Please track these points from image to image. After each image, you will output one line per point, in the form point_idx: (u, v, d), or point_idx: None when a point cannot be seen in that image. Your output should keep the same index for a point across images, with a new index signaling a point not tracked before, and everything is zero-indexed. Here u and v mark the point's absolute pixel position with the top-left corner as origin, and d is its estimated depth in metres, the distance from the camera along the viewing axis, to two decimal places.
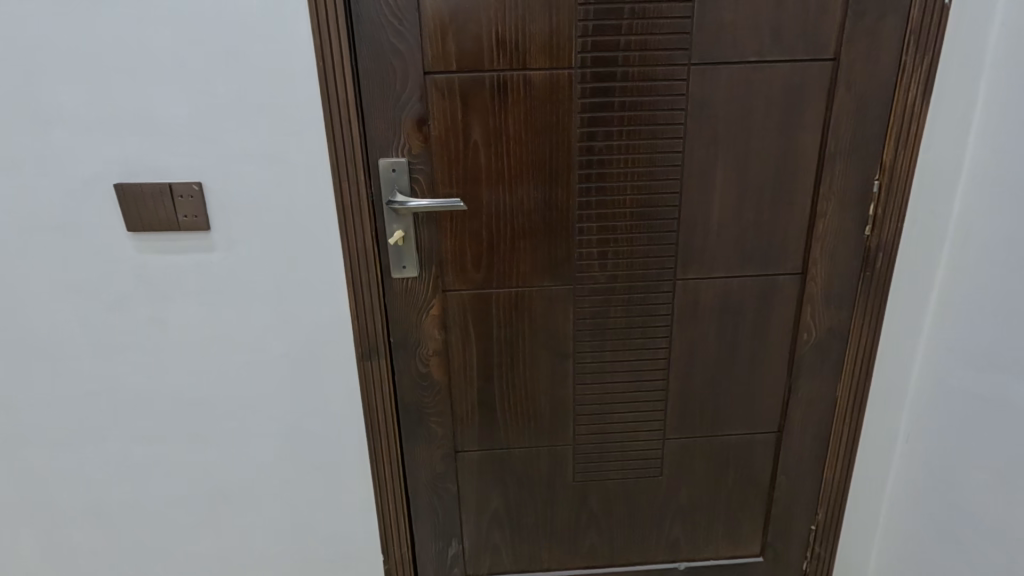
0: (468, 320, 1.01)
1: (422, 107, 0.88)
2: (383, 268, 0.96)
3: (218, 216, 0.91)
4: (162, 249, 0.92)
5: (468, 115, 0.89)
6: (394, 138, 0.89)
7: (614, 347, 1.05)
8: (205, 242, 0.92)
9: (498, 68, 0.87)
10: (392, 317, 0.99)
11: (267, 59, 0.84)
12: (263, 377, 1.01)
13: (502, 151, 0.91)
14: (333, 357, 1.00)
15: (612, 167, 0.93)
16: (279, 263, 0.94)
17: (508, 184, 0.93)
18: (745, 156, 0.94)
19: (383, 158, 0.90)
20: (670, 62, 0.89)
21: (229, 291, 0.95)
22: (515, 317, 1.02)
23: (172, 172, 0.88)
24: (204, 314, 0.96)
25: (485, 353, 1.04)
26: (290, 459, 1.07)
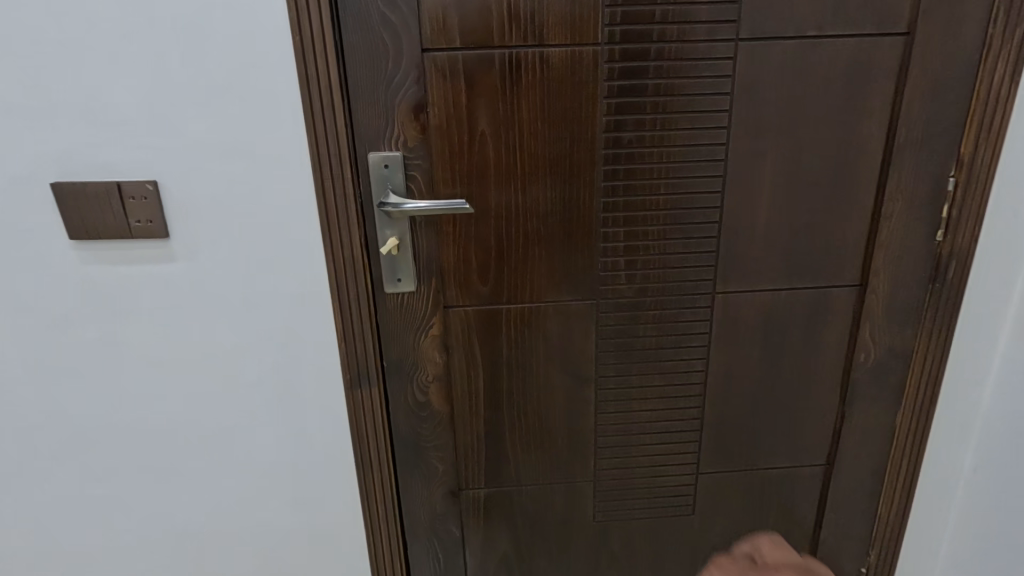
0: (473, 341, 0.87)
1: (418, 91, 0.74)
2: (374, 281, 0.81)
3: (177, 221, 0.76)
4: (112, 261, 0.78)
5: (474, 101, 0.75)
6: (386, 128, 0.75)
7: (642, 371, 0.91)
8: (164, 252, 0.78)
9: (509, 43, 0.73)
10: (384, 337, 0.85)
11: (232, 33, 0.70)
12: (234, 407, 0.87)
13: (514, 144, 0.77)
14: (317, 384, 0.86)
15: (643, 161, 0.79)
16: (251, 276, 0.80)
17: (520, 182, 0.79)
18: (799, 149, 0.80)
19: (373, 152, 0.76)
20: (713, 37, 0.75)
21: (194, 308, 0.81)
22: (527, 338, 0.88)
23: (122, 170, 0.74)
24: (166, 335, 0.82)
25: (493, 379, 0.90)
26: (268, 500, 0.93)
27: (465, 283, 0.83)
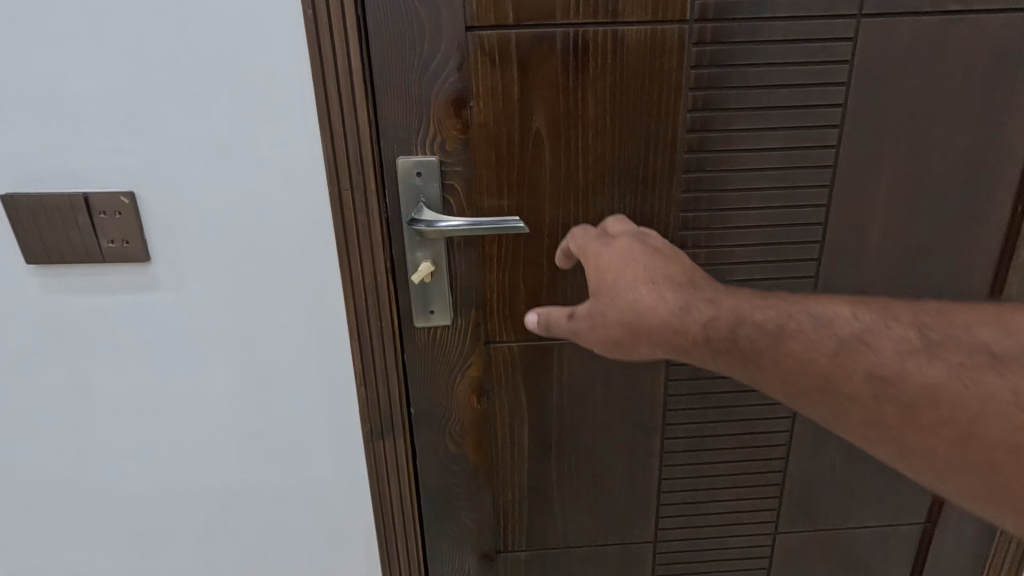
0: (518, 382, 0.72)
1: (460, 79, 0.59)
2: (402, 313, 0.67)
3: (160, 241, 0.62)
4: (80, 289, 0.64)
5: (529, 92, 0.60)
6: (419, 126, 0.60)
7: (717, 415, 0.77)
8: (144, 278, 0.64)
9: (576, 19, 0.58)
10: (412, 379, 0.70)
11: (226, 6, 0.55)
12: (230, 461, 0.73)
13: (576, 146, 0.62)
14: (330, 434, 0.72)
15: (735, 167, 0.64)
16: (251, 307, 0.66)
17: (582, 193, 0.64)
18: (927, 153, 0.65)
19: (402, 155, 0.61)
20: (830, 11, 0.59)
21: (182, 346, 0.67)
22: (581, 379, 0.73)
23: (91, 179, 0.60)
24: (147, 378, 0.68)
25: (539, 426, 0.75)
26: (271, 566, 0.78)
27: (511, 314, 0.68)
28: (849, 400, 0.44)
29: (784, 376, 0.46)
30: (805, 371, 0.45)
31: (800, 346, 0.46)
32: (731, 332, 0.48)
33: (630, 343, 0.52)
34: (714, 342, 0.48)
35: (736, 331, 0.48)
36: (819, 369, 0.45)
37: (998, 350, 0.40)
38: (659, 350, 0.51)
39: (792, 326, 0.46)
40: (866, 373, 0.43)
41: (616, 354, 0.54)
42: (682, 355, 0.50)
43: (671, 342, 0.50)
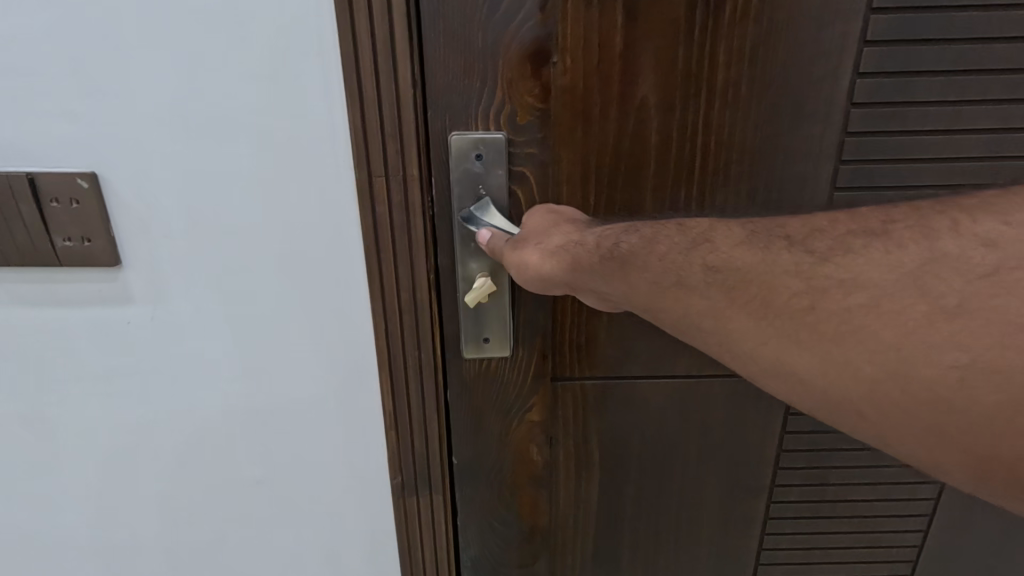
0: (591, 430, 0.56)
1: (539, 22, 0.42)
2: (447, 340, 0.51)
3: (133, 240, 0.47)
4: (33, 302, 0.48)
5: (636, 43, 0.42)
6: (481, 88, 0.43)
7: (845, 481, 0.58)
8: (111, 287, 0.48)
9: None
10: (456, 422, 0.55)
11: None
12: (225, 519, 0.58)
13: (696, 122, 0.44)
14: (351, 483, 0.57)
15: (920, 154, 0.45)
16: (252, 326, 0.50)
17: (699, 189, 0.46)
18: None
19: (456, 131, 0.44)
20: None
21: (161, 375, 0.51)
22: (671, 428, 0.56)
23: (32, 153, 0.43)
24: (116, 414, 0.52)
25: (614, 485, 0.59)
26: None
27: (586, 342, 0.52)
28: (688, 296, 0.39)
29: (633, 283, 0.40)
30: (654, 269, 0.40)
31: (670, 256, 0.39)
32: (609, 241, 0.41)
33: (519, 261, 0.43)
34: (605, 249, 0.41)
35: (617, 240, 0.41)
36: (672, 270, 0.39)
37: (796, 237, 0.38)
38: (539, 263, 0.42)
39: (659, 232, 0.41)
40: (704, 269, 0.38)
41: (516, 277, 0.44)
42: (576, 268, 0.42)
43: (557, 253, 0.42)
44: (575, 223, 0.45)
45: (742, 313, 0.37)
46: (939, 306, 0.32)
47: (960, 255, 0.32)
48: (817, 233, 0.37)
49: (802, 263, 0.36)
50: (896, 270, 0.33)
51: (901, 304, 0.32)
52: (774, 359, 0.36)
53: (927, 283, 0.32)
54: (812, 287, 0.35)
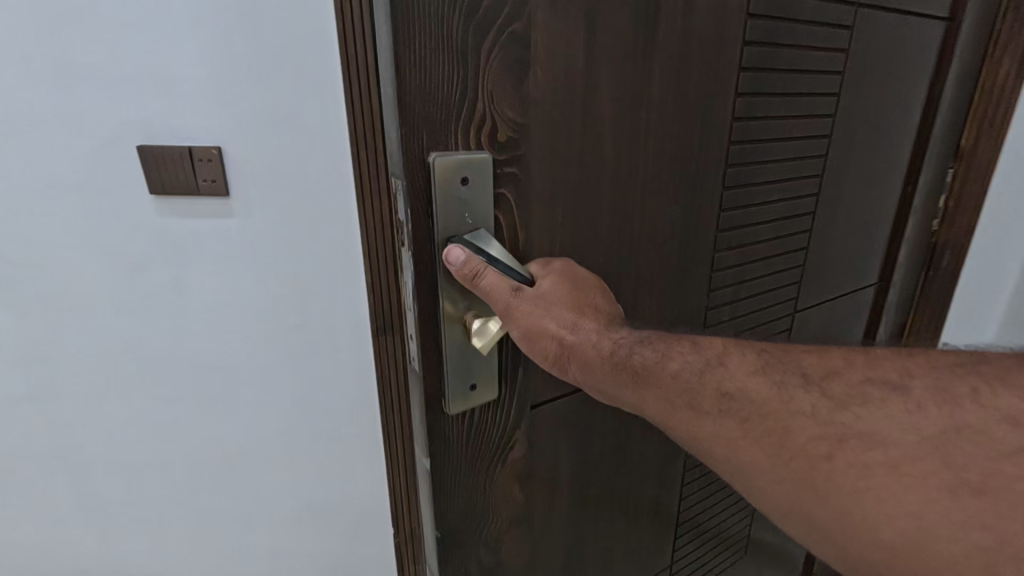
0: (562, 449, 0.57)
1: (517, 34, 0.40)
2: (428, 396, 0.45)
3: (237, 184, 1.10)
4: (172, 209, 1.12)
5: (598, 70, 0.46)
6: (460, 98, 0.40)
7: None
8: (225, 206, 1.12)
9: None
10: (441, 489, 0.48)
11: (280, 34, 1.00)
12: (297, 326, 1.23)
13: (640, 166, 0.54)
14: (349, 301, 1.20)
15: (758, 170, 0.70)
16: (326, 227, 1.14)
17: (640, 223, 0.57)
18: (869, 179, 0.93)
19: (436, 152, 0.40)
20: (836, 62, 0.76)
21: (251, 242, 1.15)
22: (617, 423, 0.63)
23: (194, 139, 1.06)
24: (217, 264, 1.17)
25: (578, 497, 0.61)
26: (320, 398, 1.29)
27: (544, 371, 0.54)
28: (699, 416, 0.39)
29: (648, 395, 0.42)
30: (672, 387, 0.40)
31: (682, 375, 0.40)
32: (623, 352, 0.44)
33: (535, 339, 0.44)
34: (621, 356, 0.44)
35: (632, 352, 0.43)
36: (689, 389, 0.40)
37: (813, 377, 0.36)
38: (545, 355, 0.45)
39: (671, 346, 0.43)
40: (718, 395, 0.38)
41: (528, 348, 0.45)
42: (590, 368, 0.45)
43: (569, 344, 0.44)
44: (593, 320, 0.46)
45: (757, 444, 0.35)
46: (962, 479, 0.28)
47: (983, 430, 0.30)
48: (835, 375, 0.36)
49: (817, 404, 0.34)
50: (914, 433, 0.31)
51: (921, 472, 0.29)
52: (792, 501, 0.34)
53: (950, 453, 0.29)
54: (831, 434, 0.33)
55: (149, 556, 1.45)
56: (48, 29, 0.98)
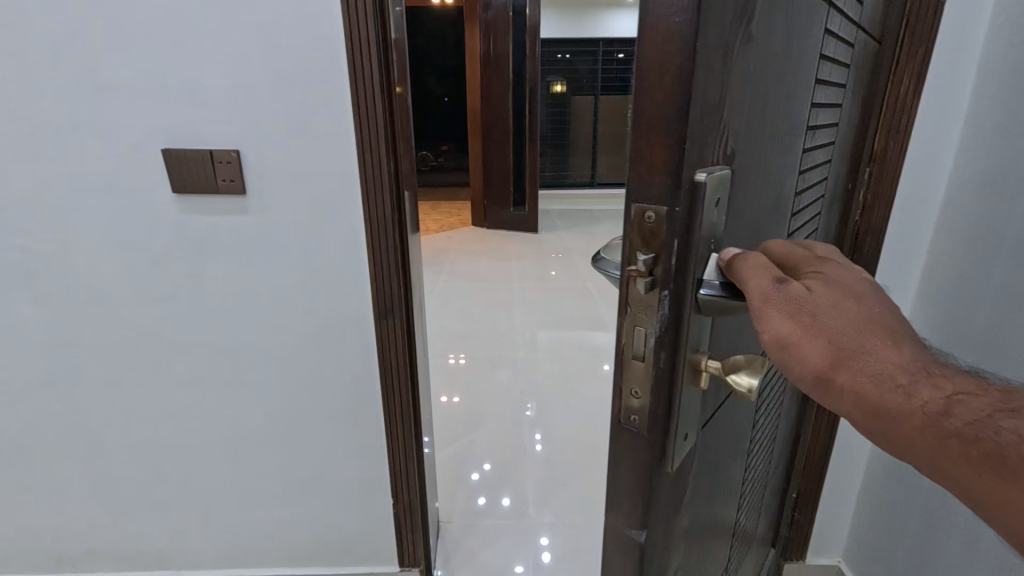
0: (710, 433, 0.66)
1: (739, 81, 0.49)
2: (668, 400, 0.50)
3: (252, 183, 1.12)
4: (191, 210, 1.14)
5: (762, 106, 0.56)
6: (714, 129, 0.47)
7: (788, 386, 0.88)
8: (242, 205, 1.14)
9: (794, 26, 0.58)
10: (659, 479, 0.53)
11: (297, 45, 1.03)
12: (307, 323, 1.24)
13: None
14: (354, 303, 1.21)
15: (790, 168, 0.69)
16: (333, 229, 1.15)
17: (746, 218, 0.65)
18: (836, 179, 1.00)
19: (704, 173, 0.45)
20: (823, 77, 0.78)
21: (265, 241, 1.17)
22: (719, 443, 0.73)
23: (213, 142, 1.09)
24: (233, 264, 1.19)
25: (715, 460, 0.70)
26: (333, 396, 1.32)
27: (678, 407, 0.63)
28: (982, 464, 0.38)
29: (919, 434, 0.41)
30: (961, 431, 0.39)
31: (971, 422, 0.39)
32: (909, 389, 0.41)
33: (797, 349, 0.44)
34: (910, 394, 0.41)
35: (928, 393, 0.41)
36: (969, 435, 0.39)
37: None
38: (821, 362, 0.44)
39: (969, 396, 0.40)
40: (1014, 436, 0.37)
41: (794, 361, 0.45)
42: (872, 403, 0.42)
43: (847, 362, 0.43)
44: (899, 355, 0.43)
45: None
46: None
47: None
48: None
49: None
50: None
51: None
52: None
53: None
54: None
55: (160, 539, 1.48)
56: (86, 30, 1.02)
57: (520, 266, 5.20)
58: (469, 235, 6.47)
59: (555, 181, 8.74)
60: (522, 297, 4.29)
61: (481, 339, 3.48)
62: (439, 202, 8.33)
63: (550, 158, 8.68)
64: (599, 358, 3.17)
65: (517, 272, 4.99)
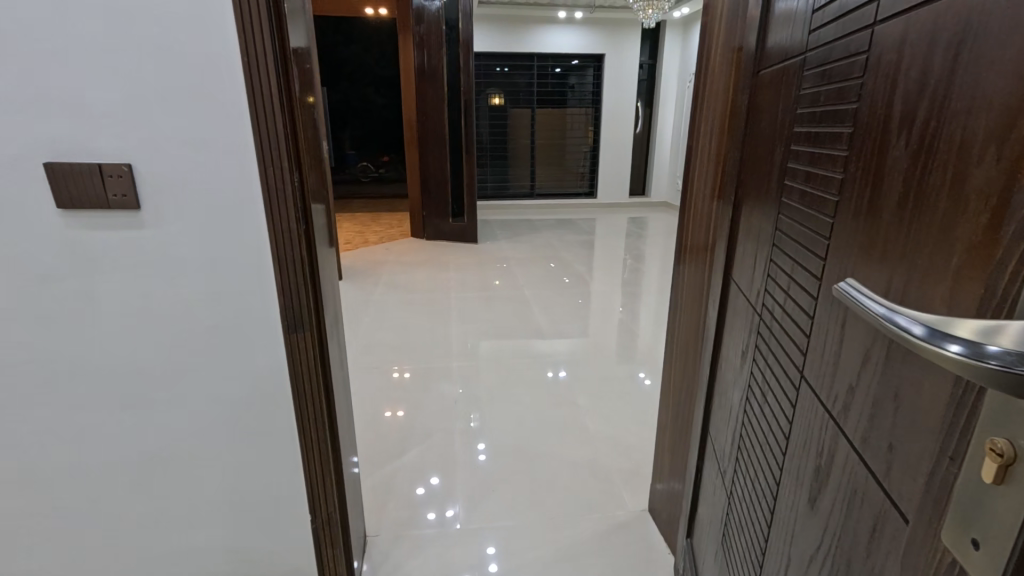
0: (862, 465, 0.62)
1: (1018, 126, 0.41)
2: None
3: (146, 197, 1.10)
4: (81, 225, 1.11)
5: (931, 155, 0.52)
6: None
7: (766, 391, 0.98)
8: (136, 219, 1.11)
9: (894, 82, 0.58)
10: None
11: (191, 57, 1.02)
12: (214, 339, 1.22)
13: (890, 179, 0.57)
14: (260, 316, 1.21)
15: (822, 219, 0.76)
16: (232, 240, 1.14)
17: (881, 241, 0.59)
18: (754, 197, 1.12)
19: None
20: (826, 81, 0.77)
21: (163, 257, 1.14)
22: (826, 478, 0.70)
23: (102, 155, 1.06)
24: (129, 280, 1.15)
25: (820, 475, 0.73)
26: (244, 413, 1.29)
27: (899, 475, 0.53)
28: None
29: None
30: None
31: None
32: None
33: None
34: None
35: None
36: None
37: None
38: None
39: None
40: None
41: None
42: None
43: None
44: None
45: None
46: None
47: None
48: None
49: None
50: None
51: None
52: None
53: None
54: None
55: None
56: None
57: (458, 276, 5.22)
58: (409, 246, 6.42)
59: (498, 192, 8.90)
60: (460, 307, 4.31)
61: (418, 350, 3.47)
62: (379, 213, 8.25)
63: (489, 169, 8.79)
64: (534, 366, 3.24)
65: (456, 282, 5.01)
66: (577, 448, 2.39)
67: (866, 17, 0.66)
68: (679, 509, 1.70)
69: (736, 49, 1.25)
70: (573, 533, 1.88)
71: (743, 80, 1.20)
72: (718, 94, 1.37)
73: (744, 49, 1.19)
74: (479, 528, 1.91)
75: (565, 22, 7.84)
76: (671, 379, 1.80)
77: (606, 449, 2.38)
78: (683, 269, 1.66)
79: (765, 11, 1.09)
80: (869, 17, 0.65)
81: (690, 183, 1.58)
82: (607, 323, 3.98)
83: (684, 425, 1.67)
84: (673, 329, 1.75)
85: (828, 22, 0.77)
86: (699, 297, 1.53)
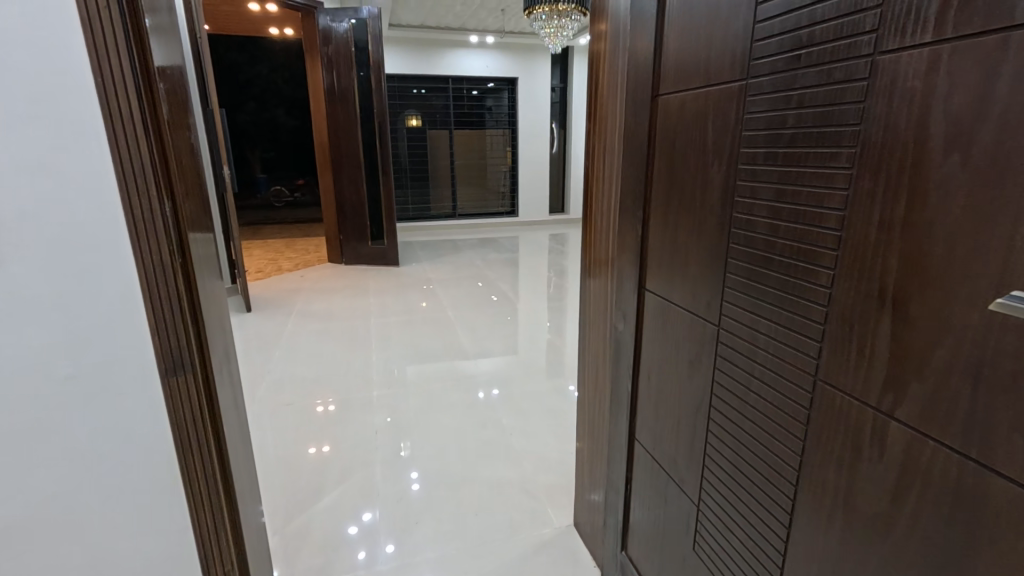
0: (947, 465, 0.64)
1: None
2: None
3: None
4: None
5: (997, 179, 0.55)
6: None
7: (745, 395, 1.02)
8: None
9: (919, 111, 0.63)
10: None
11: (36, 77, 0.88)
12: (77, 395, 1.05)
13: (940, 195, 0.61)
14: (132, 363, 1.07)
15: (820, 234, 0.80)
16: (100, 281, 1.00)
17: (939, 255, 0.62)
18: (673, 213, 1.18)
19: None
20: (795, 104, 0.82)
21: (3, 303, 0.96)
22: (885, 475, 0.72)
23: None
24: None
25: (866, 470, 0.75)
26: (122, 474, 1.13)
27: None
28: None
29: None
30: None
31: None
32: None
33: None
34: None
35: None
36: None
37: None
38: None
39: None
40: None
41: None
42: None
43: None
44: None
45: None
46: None
47: None
48: None
49: None
50: None
51: None
52: None
53: None
54: None
55: None
56: None
57: (379, 300, 5.06)
58: (325, 272, 6.14)
59: (417, 214, 8.82)
60: (381, 333, 4.16)
61: (337, 383, 3.28)
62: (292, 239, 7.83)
63: (409, 191, 8.67)
64: (461, 388, 3.17)
65: (377, 307, 4.85)
66: (508, 469, 2.35)
67: (860, 46, 0.70)
68: (602, 520, 1.71)
69: (623, 74, 1.32)
70: (497, 558, 1.83)
71: (637, 103, 1.27)
72: (611, 116, 1.43)
73: (637, 73, 1.25)
74: (406, 564, 1.81)
75: (477, 46, 7.97)
76: (583, 393, 1.84)
77: (533, 466, 2.38)
78: (590, 283, 1.70)
79: (663, 38, 1.15)
80: (867, 47, 0.69)
81: (589, 203, 1.63)
82: (531, 338, 4.03)
83: (598, 432, 1.72)
84: (582, 343, 1.79)
85: (785, 53, 0.83)
86: (605, 311, 1.59)
